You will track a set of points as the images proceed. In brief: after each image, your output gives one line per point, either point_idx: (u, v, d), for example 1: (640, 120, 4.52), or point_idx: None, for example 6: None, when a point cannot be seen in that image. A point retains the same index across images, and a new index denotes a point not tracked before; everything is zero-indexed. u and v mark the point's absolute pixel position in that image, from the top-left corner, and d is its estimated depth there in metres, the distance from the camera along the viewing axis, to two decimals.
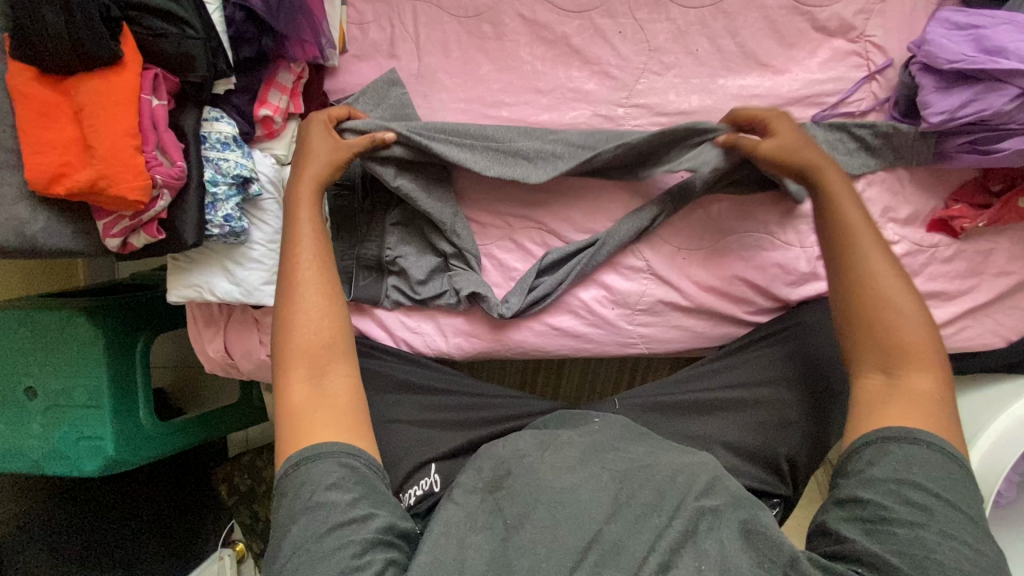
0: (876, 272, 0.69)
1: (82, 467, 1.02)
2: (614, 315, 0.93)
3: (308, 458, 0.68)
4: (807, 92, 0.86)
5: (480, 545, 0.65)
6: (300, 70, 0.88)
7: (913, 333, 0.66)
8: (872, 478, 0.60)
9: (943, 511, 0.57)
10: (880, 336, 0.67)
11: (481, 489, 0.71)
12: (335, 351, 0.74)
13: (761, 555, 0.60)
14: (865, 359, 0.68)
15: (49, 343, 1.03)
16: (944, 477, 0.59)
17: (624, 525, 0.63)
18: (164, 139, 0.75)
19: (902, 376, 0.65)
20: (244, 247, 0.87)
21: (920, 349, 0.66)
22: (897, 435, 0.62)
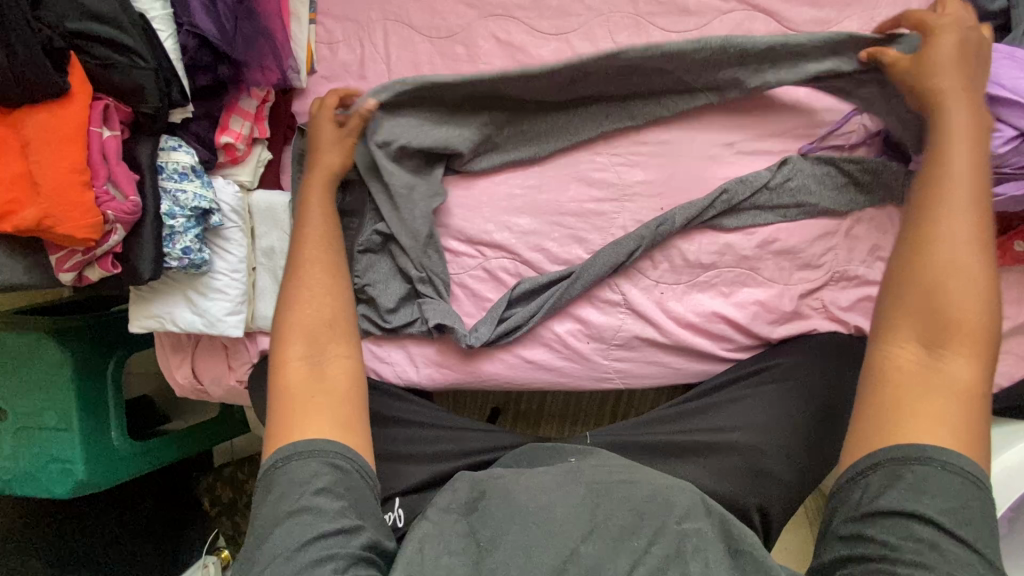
0: (944, 227, 0.60)
1: (53, 489, 1.02)
2: (589, 349, 0.91)
3: (293, 452, 0.65)
4: None
5: (452, 569, 0.61)
6: (264, 94, 0.84)
7: (967, 313, 0.57)
8: (896, 505, 0.52)
9: (953, 548, 0.50)
10: (934, 300, 0.58)
11: (454, 509, 0.68)
12: (337, 332, 0.73)
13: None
14: (907, 327, 0.59)
15: (17, 364, 1.01)
16: (967, 516, 0.52)
17: (602, 547, 0.60)
18: (116, 172, 0.72)
19: (940, 356, 0.56)
20: (207, 277, 0.85)
21: (975, 329, 0.57)
22: (920, 456, 0.53)
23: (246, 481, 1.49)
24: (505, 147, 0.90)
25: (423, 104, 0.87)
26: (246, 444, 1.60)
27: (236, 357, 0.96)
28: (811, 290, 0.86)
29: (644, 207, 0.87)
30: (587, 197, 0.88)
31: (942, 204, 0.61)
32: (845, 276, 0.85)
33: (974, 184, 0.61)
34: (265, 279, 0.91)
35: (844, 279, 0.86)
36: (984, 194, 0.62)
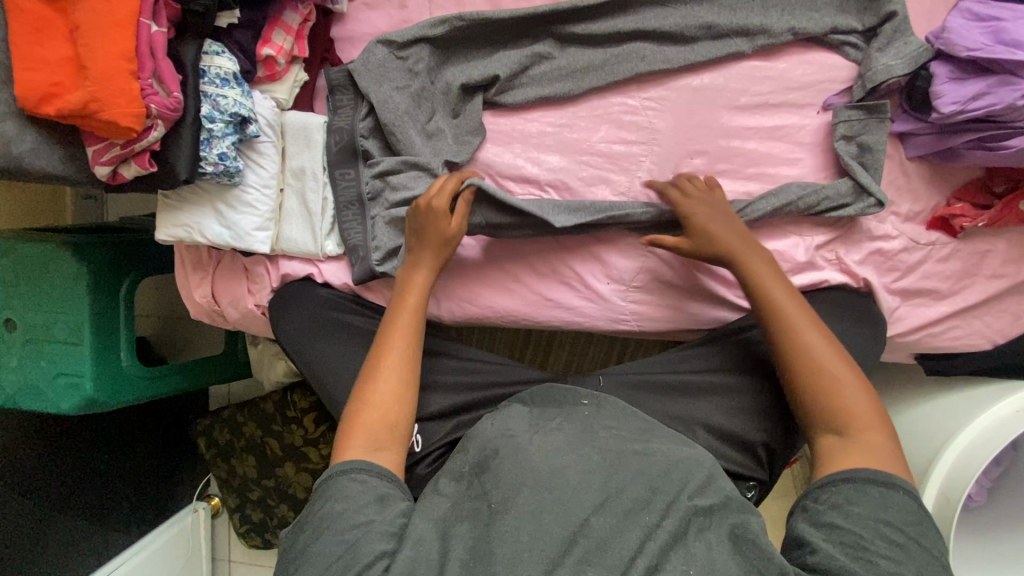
0: (808, 334, 0.74)
1: (59, 404, 1.01)
2: (608, 290, 0.93)
3: (345, 472, 0.70)
4: (819, 77, 0.86)
5: (462, 535, 0.64)
6: (306, 12, 0.86)
7: (859, 405, 0.69)
8: (843, 508, 0.62)
9: (913, 549, 0.59)
10: (818, 393, 0.71)
11: (466, 474, 0.71)
12: (398, 422, 0.75)
13: (753, 561, 0.59)
14: (817, 424, 0.71)
15: (32, 276, 1.01)
16: (915, 523, 0.61)
17: (610, 522, 0.62)
18: (162, 68, 0.72)
19: (855, 434, 0.68)
20: (238, 191, 0.85)
21: (865, 410, 0.69)
22: (852, 476, 0.64)
23: (244, 426, 1.42)
24: (531, 83, 0.90)
25: (473, 41, 0.91)
26: (244, 390, 1.58)
27: (257, 281, 0.97)
28: (824, 243, 0.88)
29: (673, 150, 0.89)
30: (616, 138, 0.90)
31: (796, 330, 0.74)
32: (859, 229, 0.87)
33: (807, 318, 0.75)
34: (293, 202, 0.91)
35: (857, 233, 0.88)
36: (818, 322, 0.76)
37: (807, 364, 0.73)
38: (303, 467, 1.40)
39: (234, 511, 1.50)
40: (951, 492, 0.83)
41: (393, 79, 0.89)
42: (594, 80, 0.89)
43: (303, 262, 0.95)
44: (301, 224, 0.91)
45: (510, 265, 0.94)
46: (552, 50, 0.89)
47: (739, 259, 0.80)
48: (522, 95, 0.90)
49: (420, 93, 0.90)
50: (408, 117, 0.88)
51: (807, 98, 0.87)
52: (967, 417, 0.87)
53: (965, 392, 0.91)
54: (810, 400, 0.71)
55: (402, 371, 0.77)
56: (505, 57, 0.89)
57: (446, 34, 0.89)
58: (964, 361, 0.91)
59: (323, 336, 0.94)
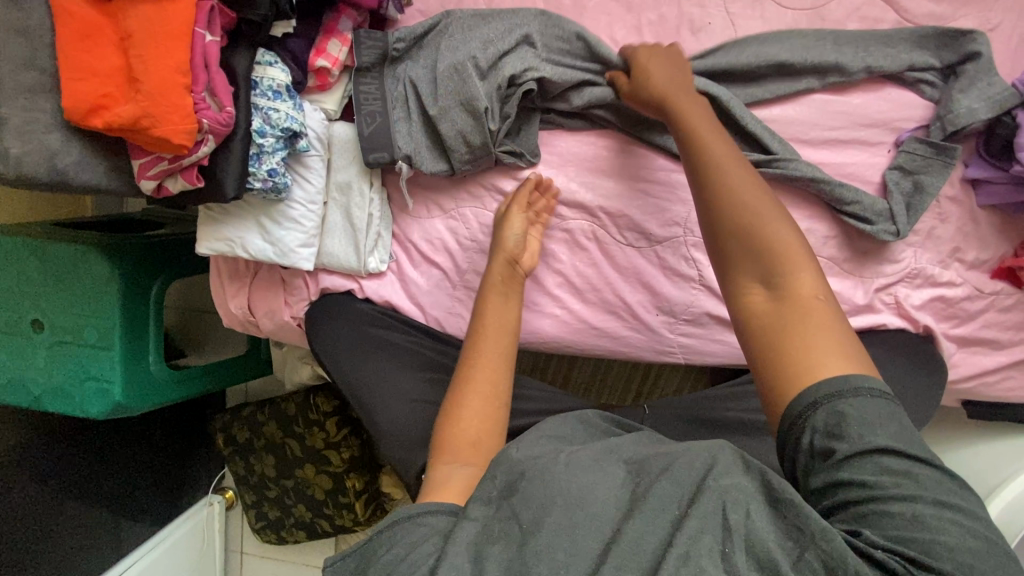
0: (736, 180, 0.63)
1: (87, 408, 0.99)
2: (656, 321, 0.90)
3: (408, 518, 0.58)
4: (894, 115, 0.82)
5: (496, 555, 0.53)
6: (360, 20, 0.82)
7: (785, 241, 0.58)
8: (840, 439, 0.49)
9: (925, 474, 0.48)
10: (748, 235, 0.59)
11: (496, 497, 0.58)
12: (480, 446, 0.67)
13: (789, 526, 0.48)
14: (754, 291, 0.58)
15: (60, 277, 0.98)
16: (900, 429, 0.49)
17: (642, 519, 0.51)
18: (215, 80, 0.68)
19: (786, 279, 0.56)
20: (283, 205, 0.82)
21: (798, 258, 0.58)
22: (836, 391, 0.50)
23: (264, 425, 1.41)
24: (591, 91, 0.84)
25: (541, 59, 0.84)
26: (262, 387, 1.56)
27: (295, 294, 0.94)
28: (885, 286, 0.85)
29: None
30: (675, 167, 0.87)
31: (744, 192, 0.61)
32: (921, 275, 0.85)
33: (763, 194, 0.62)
34: (336, 216, 0.87)
35: (918, 278, 0.85)
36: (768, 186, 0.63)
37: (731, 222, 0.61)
38: (323, 469, 1.39)
39: (250, 506, 1.50)
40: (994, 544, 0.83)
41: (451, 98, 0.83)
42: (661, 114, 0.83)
43: (343, 276, 0.92)
44: (345, 240, 0.88)
45: (556, 290, 0.92)
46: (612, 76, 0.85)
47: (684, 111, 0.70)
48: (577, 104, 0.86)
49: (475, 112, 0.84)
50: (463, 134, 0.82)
51: (880, 135, 0.83)
52: (1019, 467, 0.88)
53: (1012, 441, 0.91)
54: (746, 261, 0.59)
55: (482, 412, 0.69)
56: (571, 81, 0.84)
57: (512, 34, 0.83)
58: (1013, 411, 0.90)
59: (363, 353, 0.91)
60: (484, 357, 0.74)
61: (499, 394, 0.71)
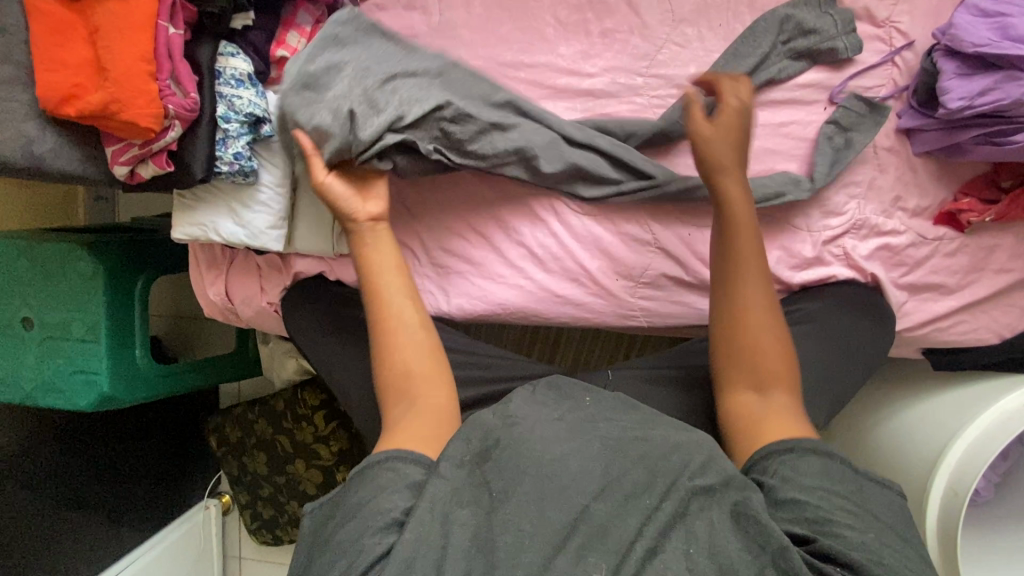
0: (749, 283, 0.73)
1: (76, 401, 1.03)
2: (616, 286, 0.93)
3: (380, 462, 0.63)
4: (821, 75, 0.88)
5: (464, 520, 0.57)
6: (318, 14, 0.88)
7: (772, 356, 0.71)
8: (793, 481, 0.59)
9: (870, 517, 0.57)
10: (747, 351, 0.71)
11: (468, 461, 0.62)
12: (415, 376, 0.71)
13: (750, 539, 0.55)
14: (740, 382, 0.71)
15: (49, 275, 1.03)
16: (857, 490, 0.59)
17: (611, 505, 0.57)
18: (179, 69, 0.74)
19: (771, 393, 0.69)
20: (253, 190, 0.86)
21: (784, 368, 0.70)
22: (787, 446, 0.63)
23: (254, 423, 1.43)
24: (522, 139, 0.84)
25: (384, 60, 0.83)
26: (254, 388, 1.60)
27: (270, 279, 0.98)
28: (833, 238, 0.88)
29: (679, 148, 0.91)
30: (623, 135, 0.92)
31: (750, 275, 0.74)
32: (866, 224, 0.88)
33: (759, 269, 0.74)
34: (305, 202, 0.91)
35: (863, 229, 0.88)
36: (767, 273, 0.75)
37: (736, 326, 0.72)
38: (313, 463, 1.41)
39: (245, 508, 1.52)
40: (958, 486, 0.83)
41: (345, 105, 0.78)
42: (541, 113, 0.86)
43: (315, 259, 0.96)
44: (315, 223, 0.92)
45: (520, 261, 0.94)
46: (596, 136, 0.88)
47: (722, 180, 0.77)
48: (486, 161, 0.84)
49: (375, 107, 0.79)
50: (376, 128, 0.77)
51: (813, 94, 0.88)
52: (981, 407, 0.87)
53: (976, 384, 0.92)
54: (738, 359, 0.72)
55: (428, 355, 0.73)
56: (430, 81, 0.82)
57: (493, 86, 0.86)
58: (971, 356, 0.92)
59: (337, 333, 0.95)
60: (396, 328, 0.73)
61: (433, 349, 0.74)
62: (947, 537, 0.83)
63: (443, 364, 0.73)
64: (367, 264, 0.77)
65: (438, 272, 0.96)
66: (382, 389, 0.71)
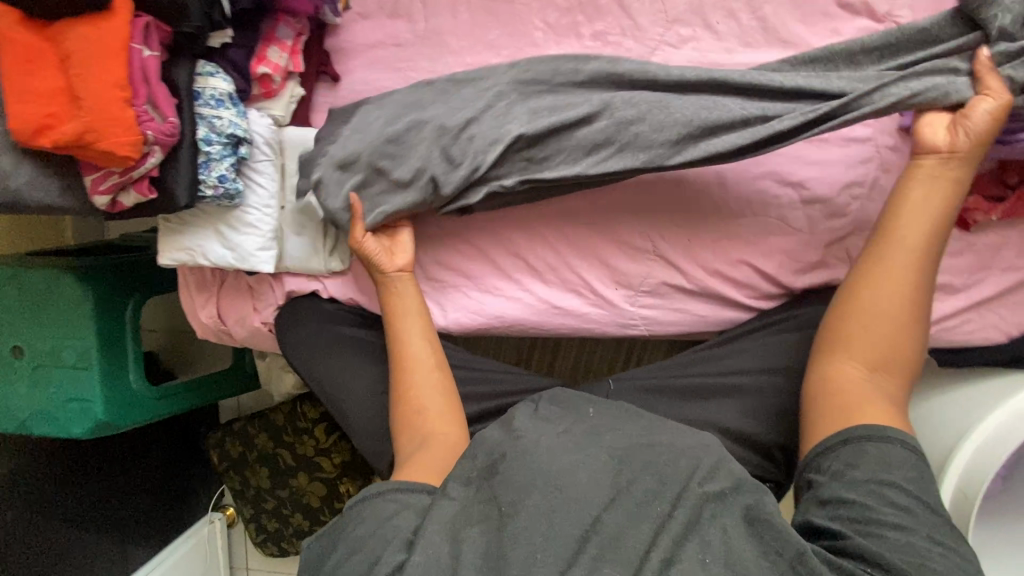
0: (913, 239, 0.70)
1: (71, 428, 1.01)
2: (616, 296, 0.91)
3: (381, 494, 0.63)
4: None
5: (475, 539, 0.56)
6: (299, 27, 0.85)
7: (857, 363, 0.68)
8: (845, 476, 0.60)
9: (924, 514, 0.57)
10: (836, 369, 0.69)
11: (475, 477, 0.62)
12: (428, 422, 0.75)
13: (766, 544, 0.54)
14: (839, 382, 0.68)
15: (36, 301, 1.01)
16: (916, 477, 0.59)
17: (623, 515, 0.56)
18: (156, 93, 0.71)
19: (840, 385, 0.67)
20: (239, 211, 0.84)
21: (892, 325, 0.68)
22: (868, 436, 0.62)
23: (255, 437, 1.42)
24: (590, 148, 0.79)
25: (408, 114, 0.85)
26: (254, 401, 1.58)
27: (262, 299, 0.96)
28: (835, 241, 0.86)
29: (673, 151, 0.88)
30: None
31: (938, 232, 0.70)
32: (869, 226, 0.86)
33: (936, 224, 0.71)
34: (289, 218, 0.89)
35: (867, 230, 0.86)
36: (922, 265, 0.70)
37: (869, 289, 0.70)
38: (316, 476, 1.40)
39: (250, 521, 1.51)
40: (966, 488, 0.82)
41: (376, 172, 0.83)
42: (608, 106, 0.79)
43: (306, 278, 0.94)
44: (304, 242, 0.90)
45: (516, 273, 0.92)
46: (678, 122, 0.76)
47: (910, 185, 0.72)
48: (597, 168, 0.78)
49: (409, 167, 0.82)
50: (409, 192, 0.82)
51: None
52: (991, 407, 0.85)
53: (985, 382, 0.90)
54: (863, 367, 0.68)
55: (444, 401, 0.77)
56: (459, 125, 0.81)
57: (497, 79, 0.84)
58: (979, 355, 0.90)
59: (333, 351, 0.93)
60: (414, 371, 0.80)
61: (444, 381, 0.79)
62: (957, 538, 0.81)
63: (456, 404, 0.78)
64: (391, 311, 0.84)
65: (432, 286, 0.94)
66: (395, 429, 0.77)
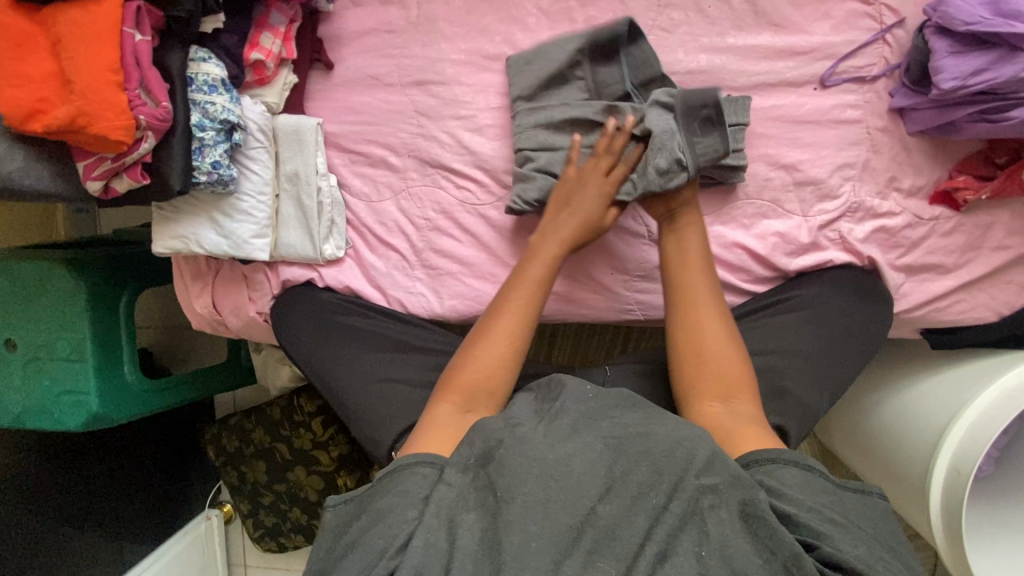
0: (688, 279, 0.77)
1: (65, 420, 1.01)
2: (611, 280, 0.91)
3: (391, 477, 0.60)
4: (811, 55, 0.86)
5: (470, 525, 0.55)
6: (292, 14, 0.86)
7: (727, 359, 0.71)
8: (785, 495, 0.56)
9: (860, 530, 0.55)
10: (704, 359, 0.71)
11: (472, 465, 0.60)
12: (489, 395, 0.69)
13: (761, 542, 0.53)
14: (704, 391, 0.69)
15: (30, 294, 1.00)
16: (836, 499, 0.58)
17: (620, 506, 0.55)
18: (148, 77, 0.70)
19: (736, 401, 0.67)
20: (233, 198, 0.84)
21: (717, 354, 0.71)
22: (771, 458, 0.60)
23: (252, 432, 1.42)
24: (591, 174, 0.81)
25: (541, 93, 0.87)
26: (250, 396, 1.58)
27: (257, 289, 0.95)
28: (828, 222, 0.87)
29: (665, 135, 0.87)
30: None
31: (692, 269, 0.78)
32: (860, 207, 0.87)
33: (704, 260, 0.79)
34: (289, 207, 0.90)
35: (859, 211, 0.87)
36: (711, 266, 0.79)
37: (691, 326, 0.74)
38: (313, 470, 1.39)
39: (246, 517, 1.50)
40: (961, 465, 0.83)
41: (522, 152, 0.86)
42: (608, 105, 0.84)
43: (302, 267, 0.95)
44: (299, 230, 0.90)
45: (512, 260, 0.92)
46: (684, 151, 0.79)
47: (681, 212, 0.81)
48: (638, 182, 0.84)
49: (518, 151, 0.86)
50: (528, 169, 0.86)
51: (804, 75, 0.86)
52: (982, 386, 0.86)
53: (974, 363, 0.91)
54: (694, 360, 0.71)
55: (503, 368, 0.71)
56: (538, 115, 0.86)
57: (546, 75, 0.86)
58: (971, 334, 0.91)
59: (326, 340, 0.92)
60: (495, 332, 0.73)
61: (513, 353, 0.72)
62: (952, 517, 0.82)
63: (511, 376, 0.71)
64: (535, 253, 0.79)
65: (428, 273, 0.94)
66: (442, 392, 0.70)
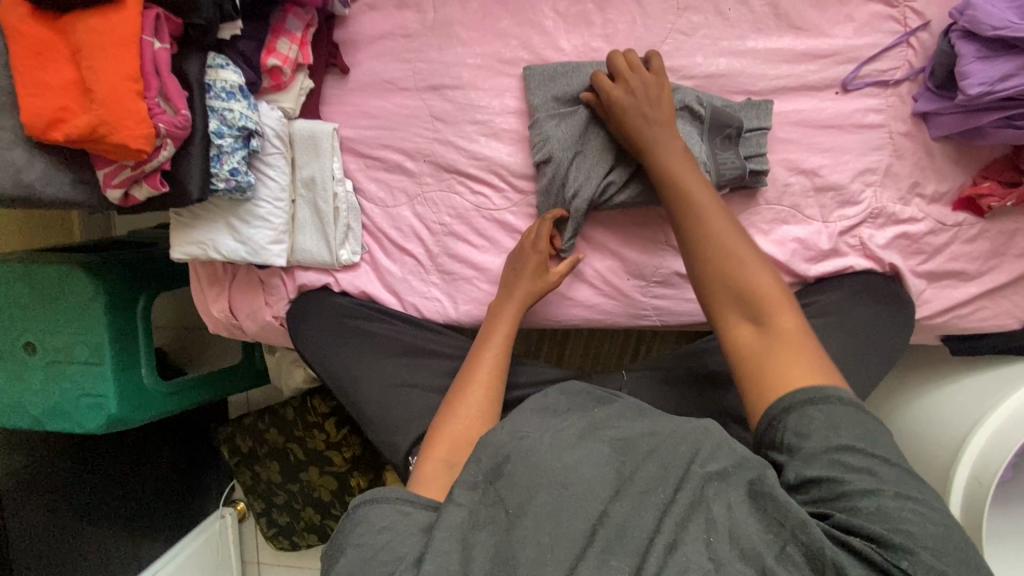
0: (710, 224, 0.71)
1: (86, 424, 1.02)
2: (628, 285, 0.91)
3: (390, 503, 0.60)
4: (833, 59, 0.85)
5: (484, 542, 0.54)
6: (308, 19, 0.86)
7: (764, 281, 0.66)
8: (802, 451, 0.55)
9: (886, 471, 0.53)
10: (736, 279, 0.67)
11: (481, 481, 0.58)
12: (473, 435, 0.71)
13: (769, 517, 0.52)
14: (733, 312, 0.66)
15: (48, 298, 1.01)
16: (866, 435, 0.55)
17: (630, 505, 0.54)
18: (168, 85, 0.71)
19: (770, 320, 0.63)
20: (250, 205, 0.84)
21: (755, 285, 0.66)
22: (809, 399, 0.57)
23: (265, 432, 1.42)
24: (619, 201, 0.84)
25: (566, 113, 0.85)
26: (263, 397, 1.60)
27: (274, 293, 0.96)
28: (848, 228, 0.86)
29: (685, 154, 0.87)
30: None
31: (709, 212, 0.72)
32: (882, 213, 0.86)
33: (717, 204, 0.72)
34: (305, 212, 0.90)
35: (880, 217, 0.86)
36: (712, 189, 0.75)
37: (700, 244, 0.71)
38: (326, 470, 1.40)
39: (261, 515, 1.51)
40: (982, 474, 0.81)
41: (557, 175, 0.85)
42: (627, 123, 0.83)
43: (318, 271, 0.94)
44: (315, 235, 0.90)
45: None
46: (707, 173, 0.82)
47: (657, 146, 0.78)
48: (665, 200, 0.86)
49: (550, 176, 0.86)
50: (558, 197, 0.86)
51: (825, 79, 0.85)
52: (1004, 395, 0.85)
53: (996, 371, 0.90)
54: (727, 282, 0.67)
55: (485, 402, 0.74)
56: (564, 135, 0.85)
57: (575, 95, 0.86)
58: (993, 341, 0.90)
59: (342, 345, 0.92)
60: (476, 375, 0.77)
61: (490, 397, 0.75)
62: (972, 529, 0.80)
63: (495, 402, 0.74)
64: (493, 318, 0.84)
65: (443, 278, 0.94)
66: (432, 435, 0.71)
